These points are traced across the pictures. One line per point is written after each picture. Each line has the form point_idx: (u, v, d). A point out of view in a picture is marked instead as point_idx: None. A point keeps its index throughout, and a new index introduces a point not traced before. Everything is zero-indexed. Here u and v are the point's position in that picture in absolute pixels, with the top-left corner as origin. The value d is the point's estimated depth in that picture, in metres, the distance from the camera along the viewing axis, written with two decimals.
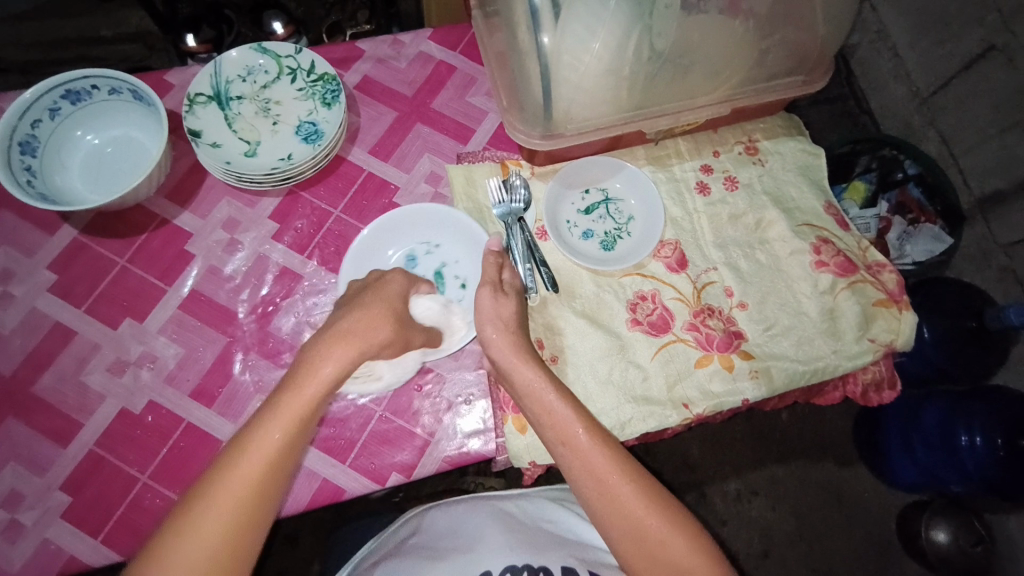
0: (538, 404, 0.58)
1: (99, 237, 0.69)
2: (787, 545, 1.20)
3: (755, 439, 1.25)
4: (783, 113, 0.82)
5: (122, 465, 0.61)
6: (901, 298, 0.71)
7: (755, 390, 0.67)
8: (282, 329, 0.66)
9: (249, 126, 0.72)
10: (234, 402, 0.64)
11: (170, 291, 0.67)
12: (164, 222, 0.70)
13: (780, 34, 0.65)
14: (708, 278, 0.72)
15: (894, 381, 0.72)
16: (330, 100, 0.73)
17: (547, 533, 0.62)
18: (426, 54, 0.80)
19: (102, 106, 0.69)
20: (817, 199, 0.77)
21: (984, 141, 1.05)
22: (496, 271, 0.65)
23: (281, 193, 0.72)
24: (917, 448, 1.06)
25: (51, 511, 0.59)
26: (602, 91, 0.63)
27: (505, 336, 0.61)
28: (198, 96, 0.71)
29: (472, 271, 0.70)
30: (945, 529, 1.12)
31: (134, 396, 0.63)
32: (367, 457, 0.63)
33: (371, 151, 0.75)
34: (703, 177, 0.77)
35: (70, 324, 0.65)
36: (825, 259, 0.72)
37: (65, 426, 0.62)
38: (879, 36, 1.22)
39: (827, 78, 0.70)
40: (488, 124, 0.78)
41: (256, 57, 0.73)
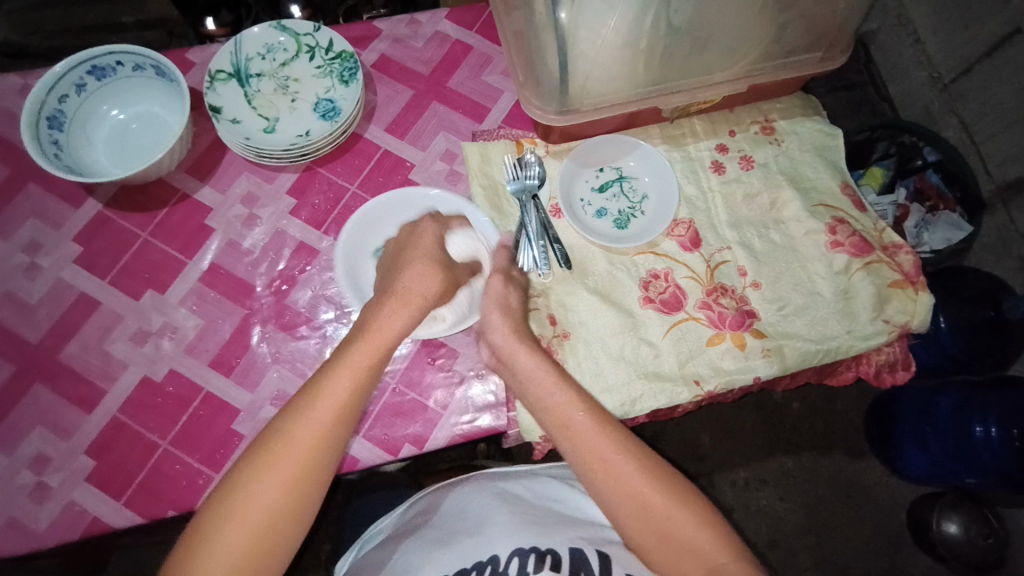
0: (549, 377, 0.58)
1: (122, 211, 0.70)
2: (795, 534, 1.20)
3: (765, 428, 1.24)
4: (800, 94, 0.81)
5: (144, 430, 0.63)
6: (917, 280, 0.71)
7: (767, 368, 0.67)
8: (299, 302, 0.68)
9: (268, 103, 0.73)
10: (252, 372, 0.65)
11: (191, 264, 0.69)
12: (185, 197, 0.71)
13: (798, 9, 0.64)
14: (721, 258, 0.72)
15: (908, 362, 0.72)
16: (347, 78, 0.74)
17: (555, 513, 0.61)
18: (442, 33, 0.80)
19: (125, 83, 0.70)
20: (833, 179, 0.76)
21: (1007, 127, 1.03)
22: None
23: (298, 169, 0.73)
24: (931, 440, 1.05)
25: (76, 474, 0.61)
26: (618, 65, 0.64)
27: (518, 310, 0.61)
28: (219, 73, 0.72)
29: (484, 253, 0.69)
30: (956, 521, 1.11)
31: (155, 364, 0.65)
32: (381, 427, 0.64)
33: (387, 129, 0.76)
34: (719, 156, 0.76)
35: (95, 295, 0.67)
36: (840, 239, 0.72)
37: (90, 392, 0.63)
38: (900, 21, 1.20)
39: (846, 55, 0.69)
40: (503, 102, 0.78)
41: (275, 35, 0.74)
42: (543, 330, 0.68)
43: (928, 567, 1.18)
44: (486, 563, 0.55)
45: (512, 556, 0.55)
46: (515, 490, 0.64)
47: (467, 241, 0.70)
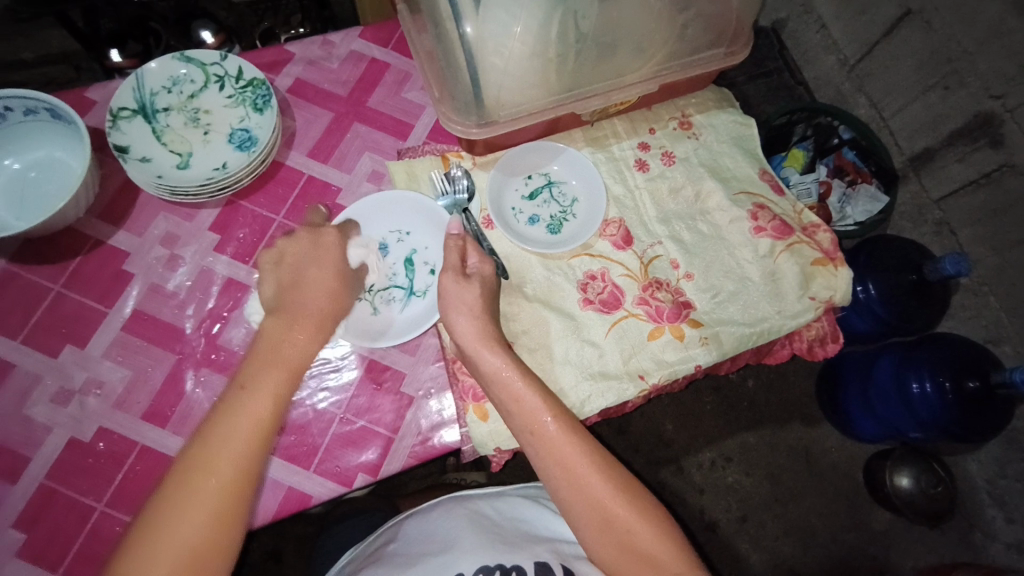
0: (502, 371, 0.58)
1: (30, 265, 0.66)
2: (763, 508, 1.24)
3: (725, 410, 1.28)
4: (713, 87, 0.84)
5: (76, 495, 0.59)
6: (836, 256, 0.74)
7: (706, 355, 0.69)
8: (233, 341, 0.65)
9: (179, 138, 0.70)
10: (189, 420, 0.62)
11: (112, 313, 0.65)
12: (99, 243, 0.68)
13: (695, 8, 0.67)
14: (654, 253, 0.74)
15: (836, 335, 0.75)
16: (261, 105, 0.72)
17: (521, 529, 0.61)
18: (358, 53, 0.79)
19: (18, 128, 0.66)
20: (752, 167, 0.80)
21: (910, 102, 1.10)
22: (459, 255, 0.64)
23: (220, 203, 0.71)
24: (876, 404, 1.11)
25: (5, 550, 0.57)
26: (529, 75, 0.65)
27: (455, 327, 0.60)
28: (122, 111, 0.68)
29: (441, 255, 0.70)
30: (908, 475, 1.18)
31: (81, 424, 0.61)
32: (331, 460, 0.63)
33: (310, 154, 0.74)
34: (642, 154, 0.78)
35: (7, 358, 0.63)
36: (762, 224, 0.75)
37: (11, 462, 0.59)
38: (806, 10, 1.26)
39: (748, 49, 0.72)
40: (426, 118, 0.78)
41: (180, 67, 0.72)
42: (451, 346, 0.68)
43: (887, 522, 1.25)
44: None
45: (477, 573, 0.55)
46: (482, 507, 0.63)
47: (424, 246, 0.71)
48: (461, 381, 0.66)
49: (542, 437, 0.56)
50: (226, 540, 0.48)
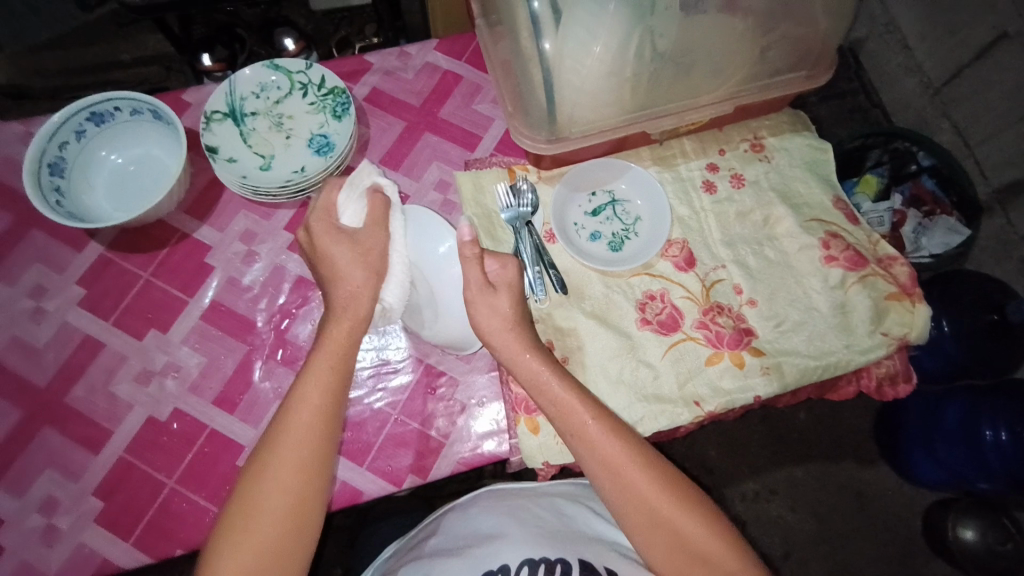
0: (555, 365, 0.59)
1: (124, 252, 0.71)
2: (807, 546, 1.19)
3: (773, 441, 1.23)
4: (788, 110, 0.82)
5: (151, 469, 0.63)
6: (913, 291, 0.71)
7: (767, 386, 0.67)
8: (299, 337, 0.68)
9: (263, 141, 0.75)
10: (254, 409, 0.66)
11: (193, 302, 0.70)
12: (185, 236, 0.72)
13: (780, 31, 0.66)
14: (717, 276, 0.72)
15: (909, 374, 0.72)
16: (340, 113, 0.75)
17: (565, 526, 0.60)
18: (433, 64, 0.82)
19: (124, 126, 0.72)
20: (825, 193, 0.77)
21: (1000, 130, 1.03)
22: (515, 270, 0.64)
23: (295, 204, 0.74)
24: (939, 446, 1.04)
25: (84, 516, 0.61)
26: (605, 94, 0.65)
27: (512, 336, 0.60)
28: (214, 114, 0.73)
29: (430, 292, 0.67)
30: (973, 528, 1.09)
31: (159, 404, 0.66)
32: (384, 459, 0.64)
33: (382, 161, 0.77)
34: (710, 175, 0.77)
35: (99, 337, 0.68)
36: (834, 253, 0.72)
37: (96, 434, 0.64)
38: (888, 29, 1.20)
39: (831, 72, 0.71)
40: (495, 130, 0.79)
41: (269, 74, 0.76)
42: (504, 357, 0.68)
43: None
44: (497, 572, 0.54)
45: (523, 566, 0.54)
46: (526, 502, 0.62)
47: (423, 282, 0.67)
48: (514, 393, 0.66)
49: (585, 432, 0.56)
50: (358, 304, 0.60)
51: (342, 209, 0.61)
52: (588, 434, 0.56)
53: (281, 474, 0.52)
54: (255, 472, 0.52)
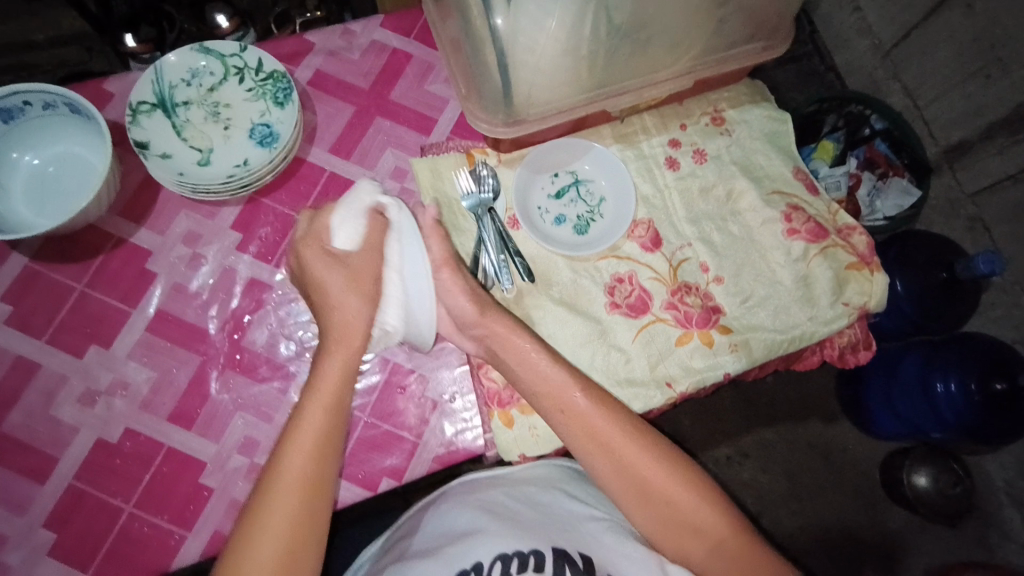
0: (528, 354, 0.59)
1: (52, 264, 0.65)
2: (776, 502, 1.24)
3: (742, 404, 1.27)
4: (747, 80, 0.81)
5: (106, 495, 0.60)
6: (872, 260, 0.72)
7: (735, 362, 0.68)
8: (256, 343, 0.65)
9: (199, 133, 0.69)
10: (214, 422, 0.62)
11: (136, 313, 0.65)
12: (120, 241, 0.67)
13: (736, 2, 0.63)
14: (683, 255, 0.72)
15: (869, 342, 0.74)
16: (282, 99, 0.69)
17: (540, 513, 0.56)
18: (379, 42, 0.76)
19: (37, 123, 0.65)
20: (786, 165, 0.77)
21: (947, 91, 1.05)
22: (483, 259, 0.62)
23: (241, 201, 0.69)
24: (897, 399, 1.09)
25: (36, 551, 0.58)
26: (562, 72, 0.62)
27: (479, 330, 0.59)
28: (141, 105, 0.67)
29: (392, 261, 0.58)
30: (926, 474, 1.17)
31: (109, 425, 0.61)
32: (356, 464, 0.62)
33: (332, 150, 0.73)
34: (673, 152, 0.76)
35: (33, 358, 0.63)
36: (796, 226, 0.73)
37: (41, 462, 0.60)
38: None
39: (788, 43, 0.69)
40: (450, 112, 0.76)
41: (198, 59, 0.70)
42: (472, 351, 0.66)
43: (901, 520, 1.24)
44: (470, 571, 0.51)
45: (496, 561, 0.51)
46: (498, 494, 0.58)
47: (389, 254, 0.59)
48: (486, 388, 0.65)
49: (574, 414, 0.57)
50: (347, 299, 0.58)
51: (335, 228, 0.58)
52: (574, 407, 0.57)
53: (277, 518, 0.50)
54: (255, 512, 0.50)
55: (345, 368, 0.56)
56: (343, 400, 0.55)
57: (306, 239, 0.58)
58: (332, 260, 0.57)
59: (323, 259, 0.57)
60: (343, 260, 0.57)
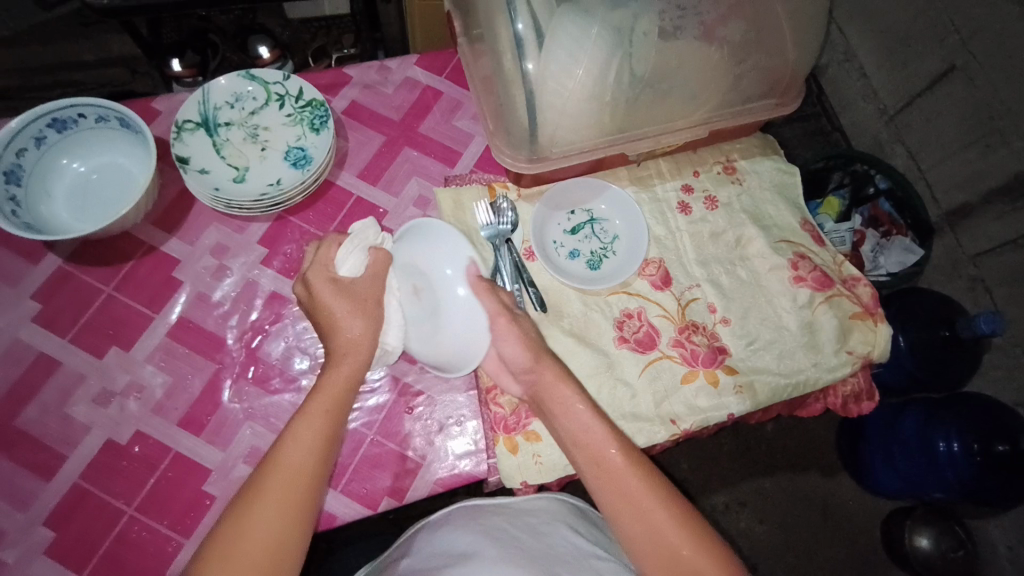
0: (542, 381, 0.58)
1: (84, 265, 0.68)
2: (775, 558, 1.21)
3: (742, 454, 1.26)
4: (758, 134, 0.85)
5: (108, 497, 0.60)
6: (876, 311, 0.74)
7: (739, 404, 0.68)
8: (272, 354, 0.66)
9: (237, 152, 0.73)
10: (223, 430, 0.63)
11: (158, 318, 0.67)
12: (151, 249, 0.70)
13: (752, 60, 0.68)
14: (691, 295, 0.74)
15: (872, 392, 0.75)
16: (318, 126, 0.74)
17: (543, 545, 0.56)
18: (412, 79, 0.81)
19: (87, 134, 0.69)
20: (794, 216, 0.80)
21: (949, 156, 1.09)
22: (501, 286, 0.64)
23: (270, 218, 0.73)
24: (898, 459, 1.08)
25: (32, 549, 0.58)
26: (586, 117, 0.66)
27: None
28: (186, 123, 0.71)
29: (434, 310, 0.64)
30: (928, 535, 1.14)
31: (120, 426, 0.62)
32: (359, 481, 0.63)
33: (360, 175, 0.76)
34: (685, 196, 0.79)
35: (55, 355, 0.64)
36: (803, 274, 0.75)
37: (49, 459, 0.61)
38: (846, 57, 1.26)
39: (798, 101, 0.74)
40: (475, 147, 0.80)
41: (244, 84, 0.74)
42: (483, 371, 0.67)
43: None
44: None
45: None
46: (501, 522, 0.58)
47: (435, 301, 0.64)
48: (492, 413, 0.66)
49: (592, 449, 0.56)
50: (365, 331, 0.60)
51: (342, 260, 0.62)
52: (593, 439, 0.56)
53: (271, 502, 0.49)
54: (255, 491, 0.49)
55: (355, 373, 0.58)
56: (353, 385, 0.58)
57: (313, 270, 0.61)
58: (337, 285, 0.60)
59: (333, 287, 0.60)
60: (350, 288, 0.61)
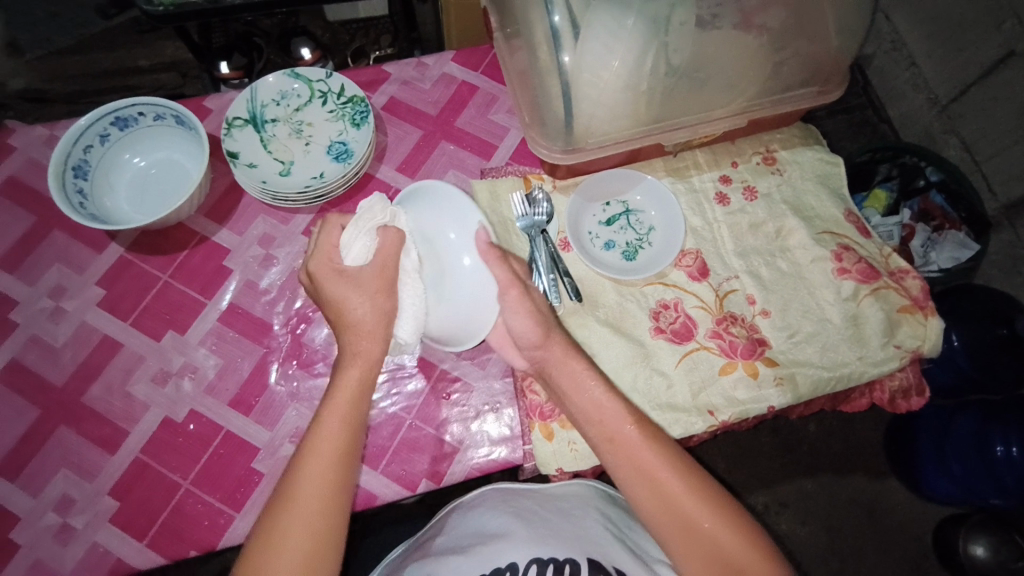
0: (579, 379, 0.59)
1: (144, 254, 0.72)
2: (816, 561, 1.17)
3: (782, 452, 1.23)
4: (800, 123, 0.83)
5: (166, 470, 0.64)
6: (926, 305, 0.71)
7: (780, 397, 0.67)
8: (316, 340, 0.69)
9: (283, 147, 0.76)
10: (270, 411, 0.66)
11: (211, 304, 0.71)
12: (204, 239, 0.73)
13: (791, 48, 0.67)
14: (730, 286, 0.73)
15: (923, 388, 0.72)
16: (359, 121, 0.76)
17: (573, 525, 0.57)
18: (449, 75, 0.83)
19: (147, 131, 0.73)
20: (837, 207, 0.78)
21: (1006, 147, 1.04)
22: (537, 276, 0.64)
23: (313, 209, 0.75)
24: (952, 463, 1.03)
25: (100, 515, 0.62)
26: (621, 107, 0.66)
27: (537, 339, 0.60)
28: (235, 120, 0.75)
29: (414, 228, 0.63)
30: (983, 544, 1.05)
31: (176, 405, 0.66)
32: (398, 463, 0.64)
33: (398, 168, 0.78)
34: (723, 187, 0.78)
35: (118, 337, 0.69)
36: (847, 266, 0.73)
37: (112, 434, 0.65)
38: (895, 46, 1.21)
39: (842, 88, 0.72)
40: (510, 140, 0.81)
41: (289, 82, 0.77)
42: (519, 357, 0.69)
43: None
44: (504, 571, 0.52)
45: (531, 564, 0.52)
46: (532, 503, 0.60)
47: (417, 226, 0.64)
48: (528, 400, 0.66)
49: (623, 444, 0.55)
50: (379, 318, 0.58)
51: (347, 249, 0.59)
52: (624, 437, 0.56)
53: (296, 528, 0.50)
54: (284, 500, 0.51)
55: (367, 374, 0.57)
56: (364, 392, 0.57)
57: (317, 256, 0.60)
58: (344, 276, 0.58)
59: (331, 271, 0.59)
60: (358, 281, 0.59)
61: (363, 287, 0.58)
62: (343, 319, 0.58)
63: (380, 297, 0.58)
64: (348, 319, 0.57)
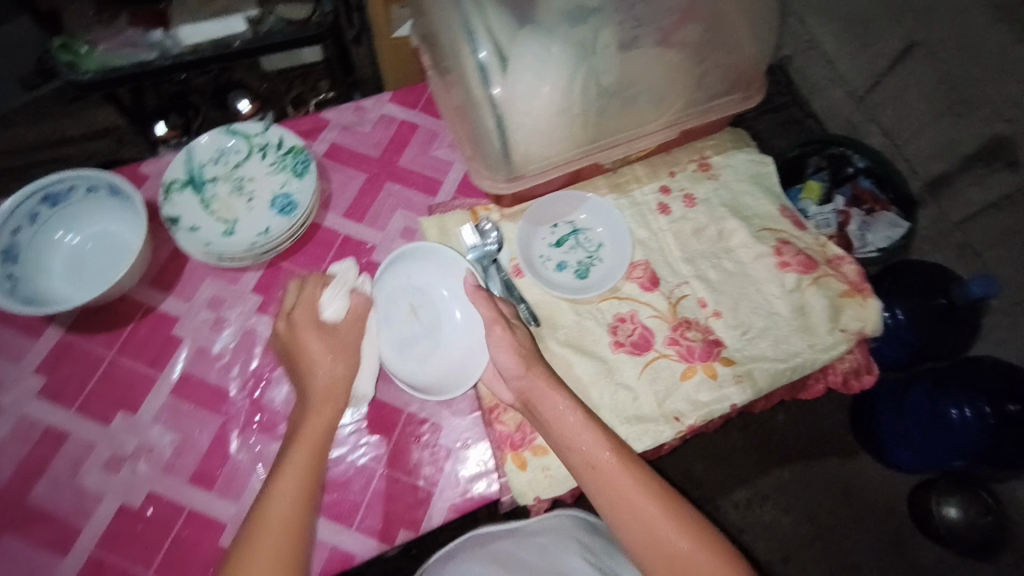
0: (562, 412, 0.59)
1: (85, 334, 0.70)
2: (802, 548, 1.20)
3: (755, 447, 1.26)
4: (729, 128, 0.87)
5: (127, 563, 0.61)
6: (864, 287, 0.75)
7: (741, 394, 0.69)
8: (276, 400, 0.67)
9: (225, 206, 0.75)
10: (234, 481, 0.64)
11: (161, 377, 0.68)
12: (149, 311, 0.71)
13: (712, 60, 0.71)
14: (681, 292, 0.75)
15: (871, 366, 0.76)
16: (301, 171, 0.76)
17: (549, 564, 0.57)
18: (388, 116, 0.84)
19: (80, 206, 0.72)
20: (772, 204, 0.82)
21: (923, 129, 1.11)
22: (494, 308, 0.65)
23: (262, 265, 0.74)
24: (911, 428, 1.08)
25: None
26: (556, 131, 0.68)
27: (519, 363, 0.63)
28: (173, 183, 0.73)
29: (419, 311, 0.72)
30: (955, 505, 1.13)
31: (133, 489, 0.63)
32: (374, 515, 0.64)
33: (345, 214, 0.78)
34: (663, 197, 0.81)
35: (64, 427, 0.66)
36: (788, 259, 0.77)
37: (65, 533, 0.62)
38: (811, 45, 1.28)
39: (763, 93, 0.76)
40: (454, 174, 0.82)
41: (227, 139, 0.77)
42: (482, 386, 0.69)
43: (936, 557, 1.18)
44: None
45: None
46: (507, 546, 0.60)
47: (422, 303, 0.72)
48: (498, 431, 0.67)
49: (605, 475, 0.56)
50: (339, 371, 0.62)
51: (325, 303, 0.65)
52: (605, 467, 0.56)
53: None
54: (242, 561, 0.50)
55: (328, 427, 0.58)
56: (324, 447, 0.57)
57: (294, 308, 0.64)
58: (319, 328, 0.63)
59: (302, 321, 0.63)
60: (331, 330, 0.63)
61: (322, 339, 0.62)
62: (304, 371, 0.61)
63: (339, 351, 0.62)
64: (310, 375, 0.61)
